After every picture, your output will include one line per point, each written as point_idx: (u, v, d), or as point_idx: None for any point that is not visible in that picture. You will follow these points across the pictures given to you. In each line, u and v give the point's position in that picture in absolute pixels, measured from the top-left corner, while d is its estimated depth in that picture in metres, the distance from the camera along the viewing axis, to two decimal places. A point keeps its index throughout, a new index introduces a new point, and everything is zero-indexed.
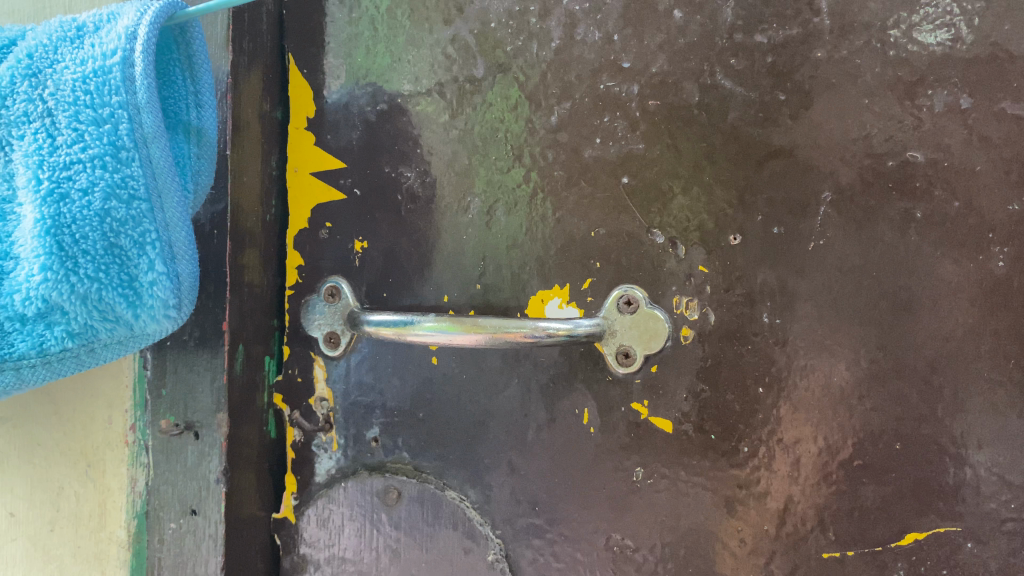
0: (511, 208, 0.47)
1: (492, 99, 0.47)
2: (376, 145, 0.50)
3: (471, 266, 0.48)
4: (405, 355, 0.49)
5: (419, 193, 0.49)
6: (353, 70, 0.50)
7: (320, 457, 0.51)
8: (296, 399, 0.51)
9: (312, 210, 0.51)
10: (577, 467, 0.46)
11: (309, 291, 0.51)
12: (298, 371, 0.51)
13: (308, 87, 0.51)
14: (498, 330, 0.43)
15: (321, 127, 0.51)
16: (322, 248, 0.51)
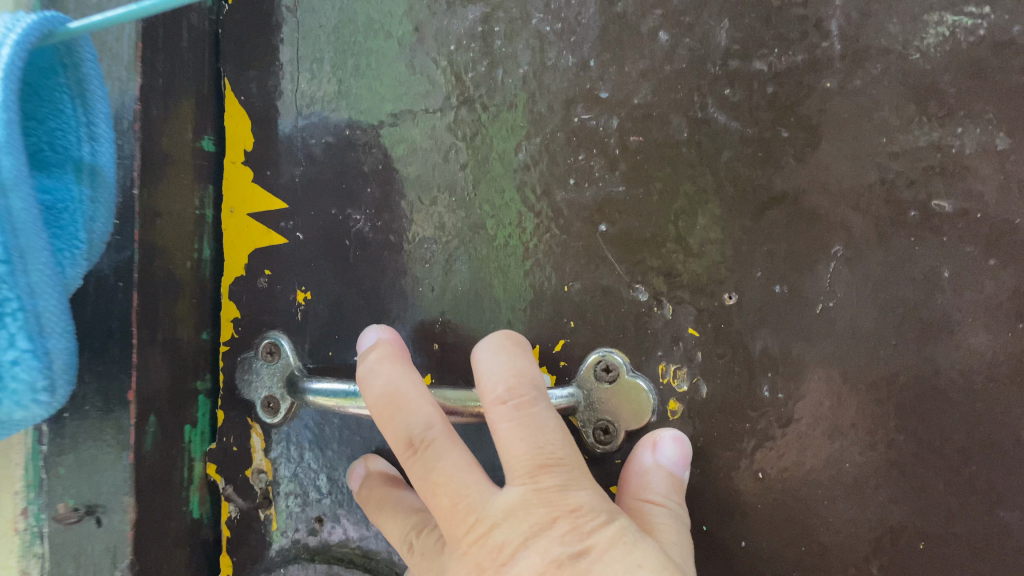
0: (474, 256, 0.41)
1: (451, 131, 0.41)
2: (321, 183, 0.43)
3: (426, 323, 0.41)
4: (355, 424, 0.43)
5: (369, 238, 0.42)
6: (296, 98, 0.44)
7: (259, 537, 0.45)
8: (232, 470, 0.45)
9: (249, 256, 0.45)
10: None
11: (246, 346, 0.45)
12: (234, 440, 0.45)
13: (246, 115, 0.44)
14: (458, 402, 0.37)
15: (260, 161, 0.44)
16: (261, 300, 0.45)
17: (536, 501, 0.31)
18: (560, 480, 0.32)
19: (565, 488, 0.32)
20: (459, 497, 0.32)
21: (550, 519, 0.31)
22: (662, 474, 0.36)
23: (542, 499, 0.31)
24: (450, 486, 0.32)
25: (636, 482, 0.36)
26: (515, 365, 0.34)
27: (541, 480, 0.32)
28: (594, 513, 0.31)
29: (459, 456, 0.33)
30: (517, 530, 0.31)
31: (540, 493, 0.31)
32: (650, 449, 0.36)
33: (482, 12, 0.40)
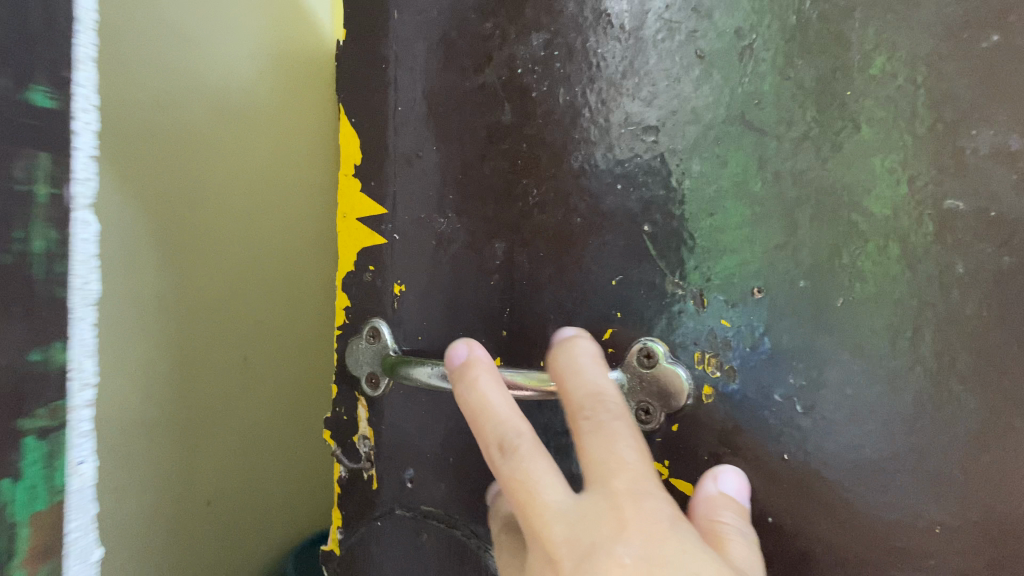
0: (536, 254, 0.46)
1: (518, 144, 0.47)
2: (414, 191, 0.50)
3: (497, 313, 0.48)
4: (437, 403, 0.49)
5: (451, 239, 0.49)
6: (395, 118, 0.51)
7: (364, 494, 0.53)
8: (344, 436, 0.53)
9: (357, 255, 0.52)
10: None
11: (355, 331, 0.53)
12: (344, 410, 0.53)
13: (355, 135, 0.52)
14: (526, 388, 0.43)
15: (367, 173, 0.52)
16: (367, 291, 0.52)
17: (602, 501, 0.33)
18: (630, 485, 0.33)
19: (633, 492, 0.33)
20: (534, 489, 0.35)
21: (610, 516, 0.32)
22: (726, 500, 0.39)
23: (611, 500, 0.33)
24: (528, 477, 0.35)
25: (701, 507, 0.39)
26: (600, 386, 0.38)
27: (613, 484, 0.33)
28: (657, 518, 0.32)
29: (542, 460, 0.36)
30: (579, 525, 0.33)
31: (609, 497, 0.33)
32: (713, 481, 0.40)
33: (545, 39, 0.45)
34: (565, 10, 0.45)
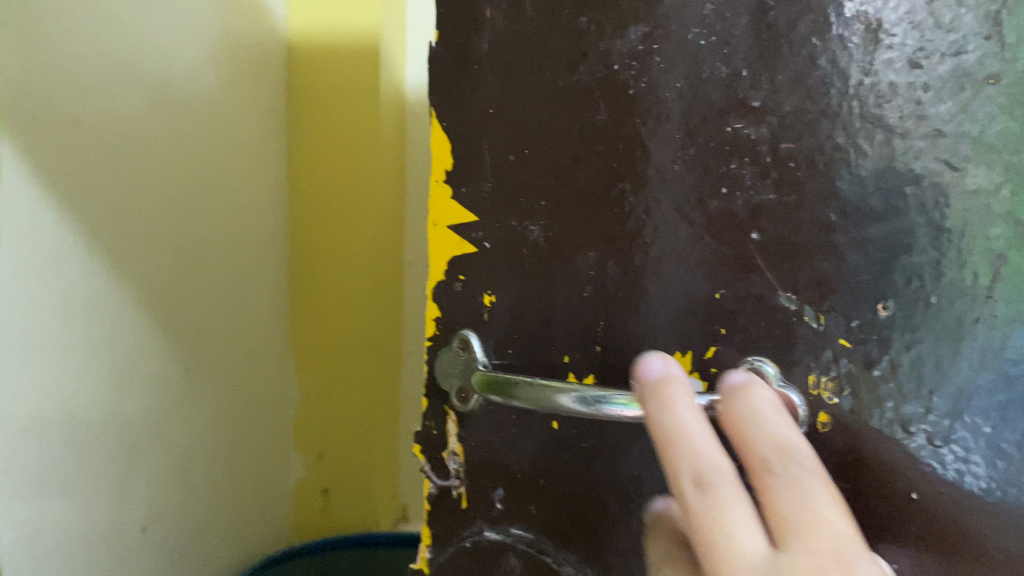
0: (631, 264, 0.43)
1: (614, 145, 0.43)
2: (505, 196, 0.47)
3: (591, 327, 0.45)
4: (527, 422, 0.46)
5: (544, 247, 0.46)
6: (485, 120, 0.47)
7: (455, 512, 0.50)
8: (432, 451, 0.50)
9: (447, 264, 0.49)
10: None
11: (444, 343, 0.50)
12: (434, 425, 0.50)
13: (444, 136, 0.49)
14: (621, 405, 0.40)
15: (456, 178, 0.49)
16: (457, 301, 0.50)
17: (808, 561, 0.31)
18: (838, 549, 0.32)
19: (842, 559, 0.31)
20: (730, 536, 0.33)
21: None
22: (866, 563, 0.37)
23: (819, 563, 0.31)
24: (725, 521, 0.34)
25: None
26: (785, 438, 0.36)
27: (819, 547, 0.32)
28: None
29: (740, 505, 0.34)
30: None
31: (813, 558, 0.31)
32: None
33: (644, 32, 0.41)
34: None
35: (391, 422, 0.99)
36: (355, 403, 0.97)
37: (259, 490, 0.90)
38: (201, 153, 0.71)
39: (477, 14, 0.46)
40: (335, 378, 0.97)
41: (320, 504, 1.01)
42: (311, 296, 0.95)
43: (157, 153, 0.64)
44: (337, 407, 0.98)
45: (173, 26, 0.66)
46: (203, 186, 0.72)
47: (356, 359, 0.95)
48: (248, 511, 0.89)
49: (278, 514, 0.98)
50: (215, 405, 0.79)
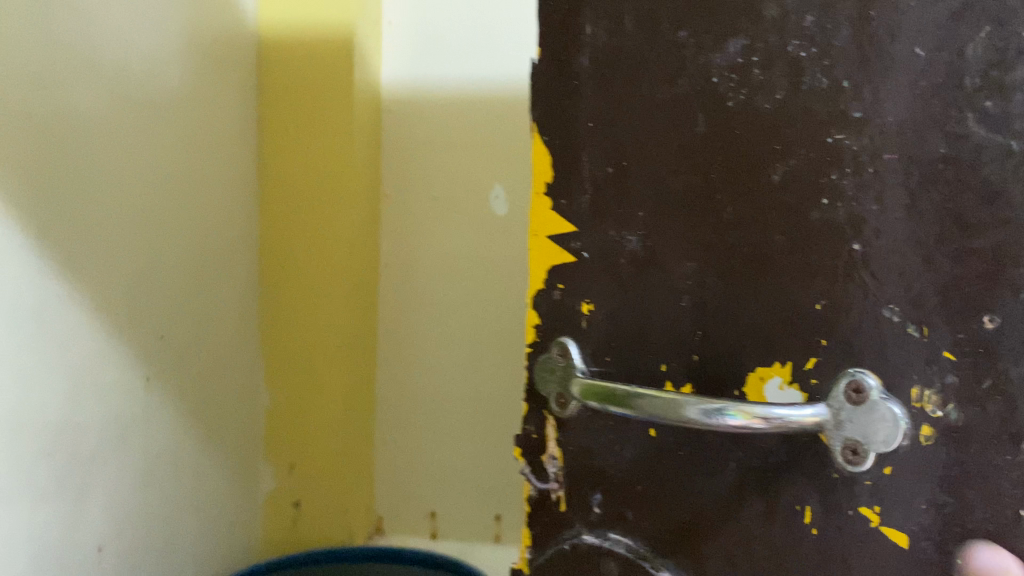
0: (728, 273, 0.43)
1: (712, 156, 0.44)
2: (605, 208, 0.48)
3: (688, 336, 0.45)
4: (624, 429, 0.47)
5: (642, 257, 0.46)
6: (585, 132, 0.48)
7: (552, 515, 0.51)
8: (532, 455, 0.52)
9: (547, 273, 0.51)
10: (792, 563, 0.42)
11: (544, 350, 0.51)
12: (533, 429, 0.52)
13: (545, 148, 0.50)
14: (718, 413, 0.40)
15: (557, 188, 0.49)
16: (556, 309, 0.51)
17: None
18: None
19: None
20: None
21: None
22: None
23: None
24: None
25: None
26: None
27: None
28: None
29: None
30: None
31: None
32: None
33: (744, 44, 0.42)
34: (765, 13, 0.41)
35: (361, 421, 1.05)
36: (321, 400, 1.00)
37: (222, 491, 0.92)
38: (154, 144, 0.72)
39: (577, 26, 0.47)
40: (304, 384, 1.00)
41: (294, 514, 1.04)
42: (292, 298, 1.00)
43: (103, 134, 0.64)
44: (302, 414, 1.01)
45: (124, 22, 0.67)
46: (148, 171, 0.72)
47: (328, 359, 0.99)
48: (208, 529, 0.89)
49: (235, 519, 0.96)
50: (190, 403, 0.82)
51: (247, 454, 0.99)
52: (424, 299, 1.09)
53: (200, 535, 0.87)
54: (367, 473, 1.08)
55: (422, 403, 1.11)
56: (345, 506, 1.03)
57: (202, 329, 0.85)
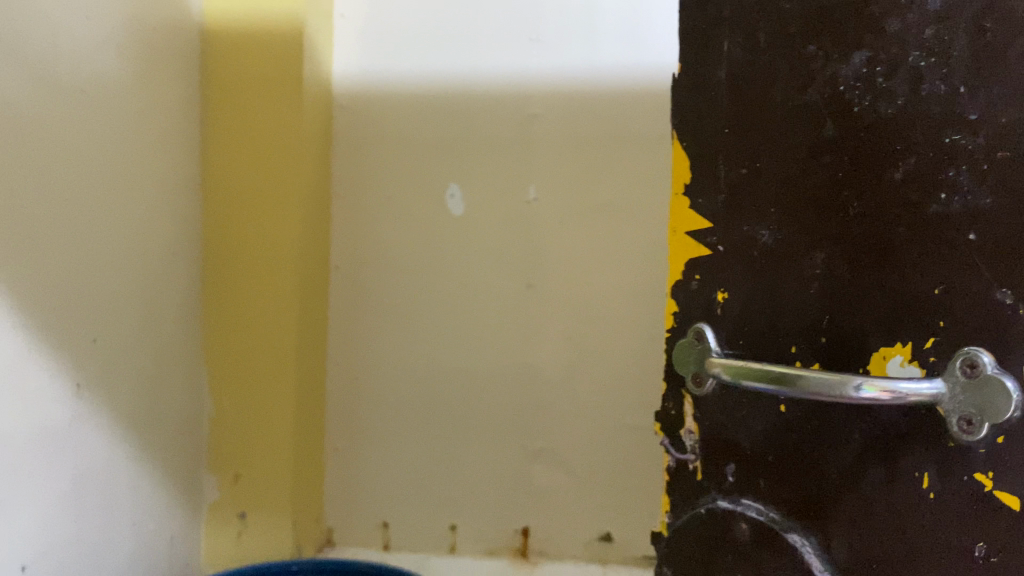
0: (853, 262, 0.48)
1: (839, 158, 0.48)
2: (739, 205, 0.54)
3: (815, 319, 0.50)
4: (759, 403, 0.53)
5: (773, 249, 0.52)
6: (722, 140, 0.55)
7: (692, 484, 0.58)
8: (671, 429, 0.59)
9: (684, 265, 0.58)
10: (913, 527, 0.46)
11: (681, 334, 0.58)
12: (672, 405, 0.59)
13: (683, 156, 0.57)
14: (851, 387, 0.45)
15: (694, 191, 0.57)
16: (693, 297, 0.57)
17: None
18: None
19: None
20: None
21: None
22: None
23: None
24: None
25: None
26: None
27: None
28: None
29: None
30: None
31: None
32: None
33: (868, 56, 0.47)
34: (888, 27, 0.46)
35: (315, 426, 1.18)
36: (260, 405, 1.10)
37: (167, 503, 1.01)
38: (102, 167, 0.83)
39: (717, 48, 0.55)
40: (254, 396, 1.10)
41: (238, 529, 1.11)
42: (232, 289, 1.10)
43: (54, 152, 0.75)
44: (244, 420, 1.10)
45: (82, 62, 0.80)
46: (96, 192, 0.82)
47: (259, 369, 1.10)
48: (147, 540, 0.95)
49: (169, 535, 1.02)
50: (136, 412, 0.92)
51: (190, 468, 1.07)
52: (372, 324, 1.20)
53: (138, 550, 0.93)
54: (314, 482, 1.18)
55: (368, 412, 1.21)
56: (280, 502, 1.10)
57: (140, 344, 0.93)
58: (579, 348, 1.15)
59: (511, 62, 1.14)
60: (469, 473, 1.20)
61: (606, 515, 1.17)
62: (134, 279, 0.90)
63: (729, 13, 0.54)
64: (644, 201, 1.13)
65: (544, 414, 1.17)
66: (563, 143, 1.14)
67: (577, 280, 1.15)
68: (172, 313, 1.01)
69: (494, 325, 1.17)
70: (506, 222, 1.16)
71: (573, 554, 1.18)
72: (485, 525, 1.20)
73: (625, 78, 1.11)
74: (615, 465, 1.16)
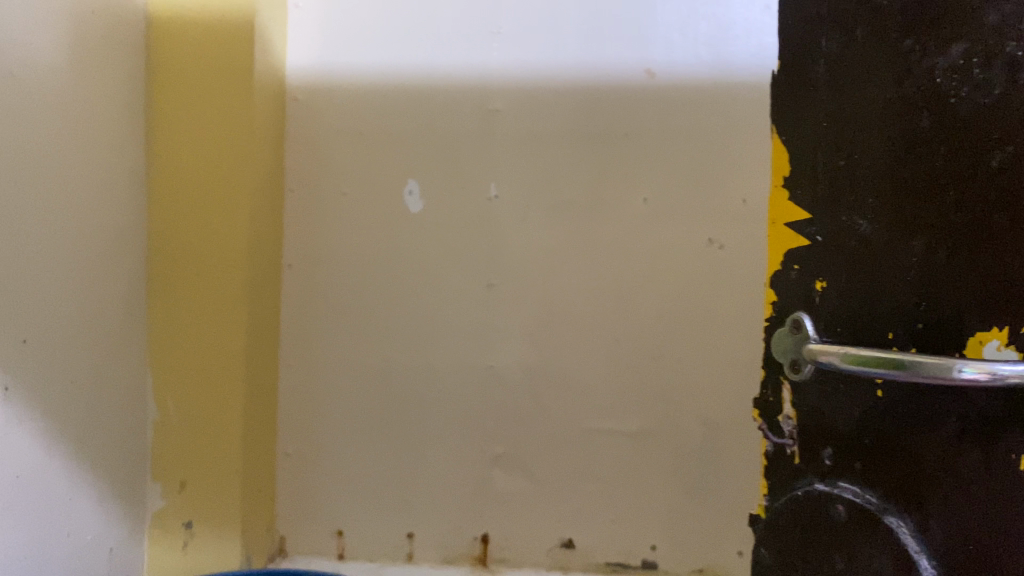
0: (947, 237, 0.65)
1: (940, 141, 0.65)
2: (837, 202, 0.70)
3: (914, 304, 0.66)
4: (855, 388, 0.70)
5: (873, 236, 0.68)
6: (826, 124, 0.70)
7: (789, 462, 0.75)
8: (771, 414, 0.77)
9: (783, 256, 0.74)
10: (985, 487, 0.65)
11: (780, 323, 0.74)
12: (776, 395, 0.76)
13: (785, 149, 0.73)
14: (958, 369, 0.59)
15: (795, 189, 0.72)
16: (791, 285, 0.73)
17: None
18: None
19: None
20: None
21: None
22: None
23: None
24: None
25: None
26: None
27: None
28: None
29: None
30: None
31: None
32: None
33: (964, 48, 0.64)
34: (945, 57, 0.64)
35: (265, 427, 1.38)
36: (215, 413, 1.30)
37: (104, 504, 1.18)
38: (60, 189, 1.04)
39: (813, 64, 0.70)
40: (204, 399, 1.29)
41: (185, 537, 1.31)
42: (176, 280, 1.29)
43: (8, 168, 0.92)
44: (194, 400, 1.29)
45: (37, 87, 0.98)
46: (49, 218, 1.01)
47: (209, 380, 1.29)
48: (91, 531, 1.14)
49: (110, 541, 1.20)
50: (82, 427, 1.11)
51: (135, 476, 1.27)
52: (318, 333, 1.42)
53: (87, 540, 1.13)
54: (265, 488, 1.39)
55: (326, 399, 1.42)
56: (232, 508, 1.30)
57: (82, 363, 1.10)
58: (538, 349, 1.38)
59: (473, 60, 1.37)
60: (425, 481, 1.41)
61: (561, 525, 1.40)
62: (73, 316, 1.08)
63: (825, 42, 0.69)
64: (597, 204, 1.37)
65: (491, 411, 1.39)
66: (518, 139, 1.37)
67: (537, 285, 1.38)
68: (112, 346, 1.19)
69: (451, 323, 1.40)
70: (467, 221, 1.39)
71: (531, 561, 1.41)
72: (444, 536, 1.42)
73: (585, 73, 1.35)
74: (578, 469, 1.38)
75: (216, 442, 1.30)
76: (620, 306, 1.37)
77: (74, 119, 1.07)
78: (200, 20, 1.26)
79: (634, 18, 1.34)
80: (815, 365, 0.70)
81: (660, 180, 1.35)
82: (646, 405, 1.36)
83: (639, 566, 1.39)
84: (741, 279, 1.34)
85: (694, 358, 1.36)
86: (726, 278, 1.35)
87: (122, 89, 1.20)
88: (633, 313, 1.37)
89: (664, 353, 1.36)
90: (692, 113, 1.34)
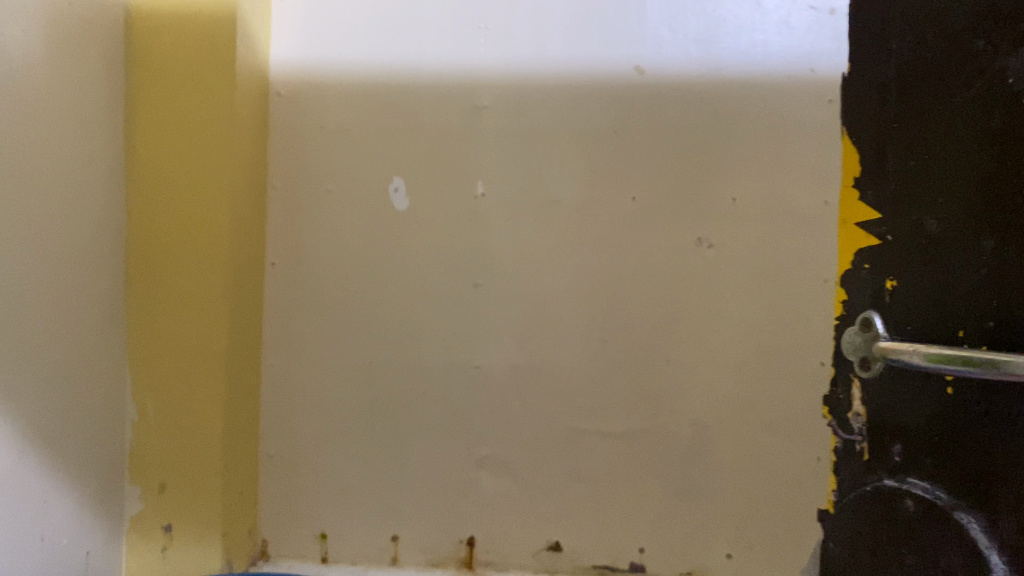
0: (1008, 235, 0.72)
1: (1006, 144, 0.72)
2: (903, 203, 0.79)
3: (978, 297, 0.74)
4: (923, 382, 0.79)
5: (937, 234, 0.77)
6: (900, 125, 0.80)
7: (859, 456, 0.86)
8: (837, 412, 0.88)
9: (858, 253, 0.84)
10: None
11: (852, 322, 0.85)
12: (842, 390, 0.88)
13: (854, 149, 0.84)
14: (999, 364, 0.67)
15: (865, 189, 0.83)
16: (859, 280, 0.84)
17: None
18: None
19: None
20: None
21: None
22: None
23: None
24: None
25: None
26: None
27: None
28: None
29: None
30: None
31: None
32: None
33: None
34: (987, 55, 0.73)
35: (247, 431, 1.36)
36: (191, 416, 1.29)
37: (80, 500, 1.17)
38: (27, 180, 1.02)
39: (886, 66, 0.81)
40: (178, 402, 1.28)
41: (164, 541, 1.30)
42: (157, 283, 1.28)
43: None
44: (172, 402, 1.28)
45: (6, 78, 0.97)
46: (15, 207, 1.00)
47: (184, 382, 1.28)
48: (66, 528, 1.13)
49: (87, 545, 1.19)
50: (57, 427, 1.10)
51: (114, 479, 1.26)
52: (301, 336, 1.41)
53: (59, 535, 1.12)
54: (247, 493, 1.38)
55: (309, 396, 1.40)
56: (209, 511, 1.29)
57: (53, 356, 1.09)
58: (525, 348, 1.37)
59: (462, 57, 1.36)
60: (409, 481, 1.39)
61: (547, 527, 1.38)
62: (45, 310, 1.06)
63: (895, 46, 0.80)
64: (586, 206, 1.35)
65: (481, 410, 1.37)
66: (507, 139, 1.36)
67: (524, 283, 1.36)
68: (90, 347, 1.18)
69: (438, 326, 1.38)
70: (453, 218, 1.37)
71: (518, 564, 1.39)
72: (429, 540, 1.40)
73: (577, 69, 1.34)
74: (563, 472, 1.37)
75: (197, 445, 1.29)
76: (608, 307, 1.36)
77: (48, 116, 1.07)
78: (180, 20, 1.26)
79: (623, 15, 1.34)
80: (881, 363, 0.82)
81: (648, 179, 1.34)
82: (629, 405, 1.35)
83: (627, 570, 1.38)
84: (726, 279, 1.33)
85: (688, 356, 1.35)
86: (722, 277, 1.34)
87: (102, 90, 1.20)
88: (621, 312, 1.35)
89: (653, 354, 1.35)
90: (679, 109, 1.33)
